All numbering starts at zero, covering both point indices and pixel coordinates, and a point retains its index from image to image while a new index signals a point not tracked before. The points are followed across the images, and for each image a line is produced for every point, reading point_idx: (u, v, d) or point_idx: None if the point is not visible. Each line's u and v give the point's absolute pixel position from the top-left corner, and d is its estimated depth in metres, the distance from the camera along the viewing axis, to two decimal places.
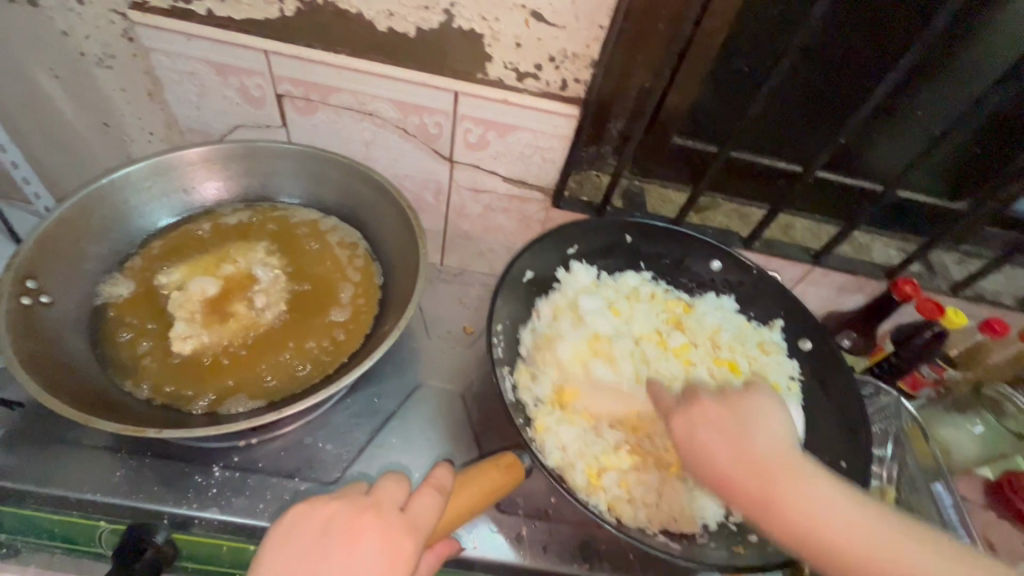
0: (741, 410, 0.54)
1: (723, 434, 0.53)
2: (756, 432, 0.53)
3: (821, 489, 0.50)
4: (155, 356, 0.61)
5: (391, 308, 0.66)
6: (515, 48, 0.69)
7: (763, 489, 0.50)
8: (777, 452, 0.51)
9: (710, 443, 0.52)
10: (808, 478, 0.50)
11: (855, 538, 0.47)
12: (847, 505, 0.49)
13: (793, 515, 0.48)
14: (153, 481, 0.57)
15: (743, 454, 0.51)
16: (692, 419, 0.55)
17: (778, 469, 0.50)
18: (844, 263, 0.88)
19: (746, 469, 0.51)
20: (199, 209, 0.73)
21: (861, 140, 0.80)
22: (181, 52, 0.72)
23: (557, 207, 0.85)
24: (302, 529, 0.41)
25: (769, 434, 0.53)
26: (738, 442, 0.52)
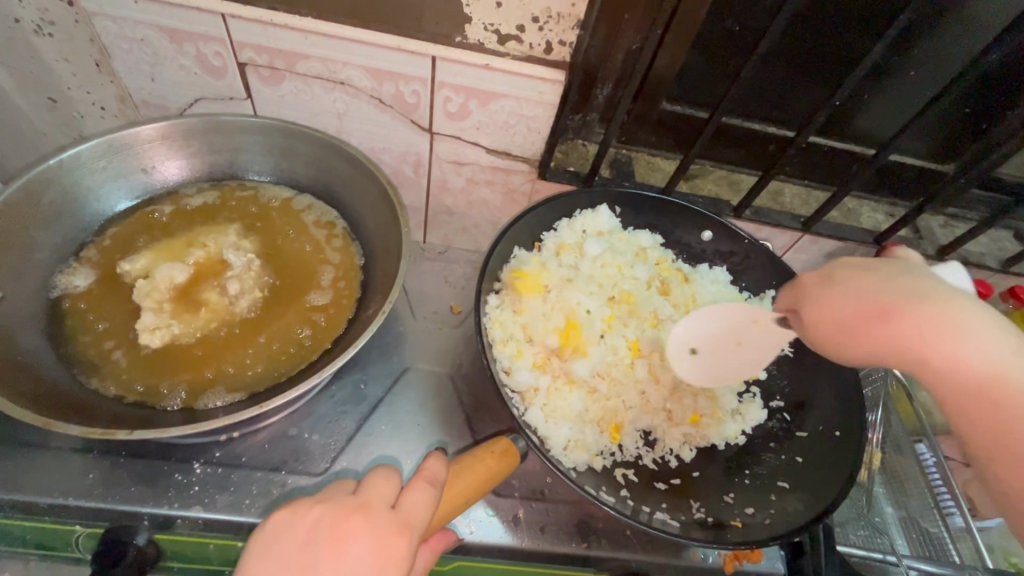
0: (916, 295, 0.50)
1: (864, 273, 0.52)
2: (954, 301, 0.49)
3: (1008, 352, 0.47)
4: (122, 351, 0.57)
5: (374, 290, 0.63)
6: (496, 8, 0.64)
7: (898, 312, 0.49)
8: (953, 305, 0.48)
9: (844, 287, 0.52)
10: (953, 316, 0.48)
11: (983, 364, 0.47)
12: (999, 347, 0.47)
13: (1011, 387, 0.46)
14: (130, 482, 0.54)
15: (906, 313, 0.48)
16: (835, 276, 0.53)
17: (956, 334, 0.47)
18: (832, 229, 0.87)
19: (932, 365, 0.48)
20: (161, 190, 0.68)
21: (853, 103, 0.78)
22: (130, 17, 0.66)
23: (544, 178, 0.81)
24: (283, 543, 0.37)
25: (950, 306, 0.48)
26: (938, 333, 0.47)
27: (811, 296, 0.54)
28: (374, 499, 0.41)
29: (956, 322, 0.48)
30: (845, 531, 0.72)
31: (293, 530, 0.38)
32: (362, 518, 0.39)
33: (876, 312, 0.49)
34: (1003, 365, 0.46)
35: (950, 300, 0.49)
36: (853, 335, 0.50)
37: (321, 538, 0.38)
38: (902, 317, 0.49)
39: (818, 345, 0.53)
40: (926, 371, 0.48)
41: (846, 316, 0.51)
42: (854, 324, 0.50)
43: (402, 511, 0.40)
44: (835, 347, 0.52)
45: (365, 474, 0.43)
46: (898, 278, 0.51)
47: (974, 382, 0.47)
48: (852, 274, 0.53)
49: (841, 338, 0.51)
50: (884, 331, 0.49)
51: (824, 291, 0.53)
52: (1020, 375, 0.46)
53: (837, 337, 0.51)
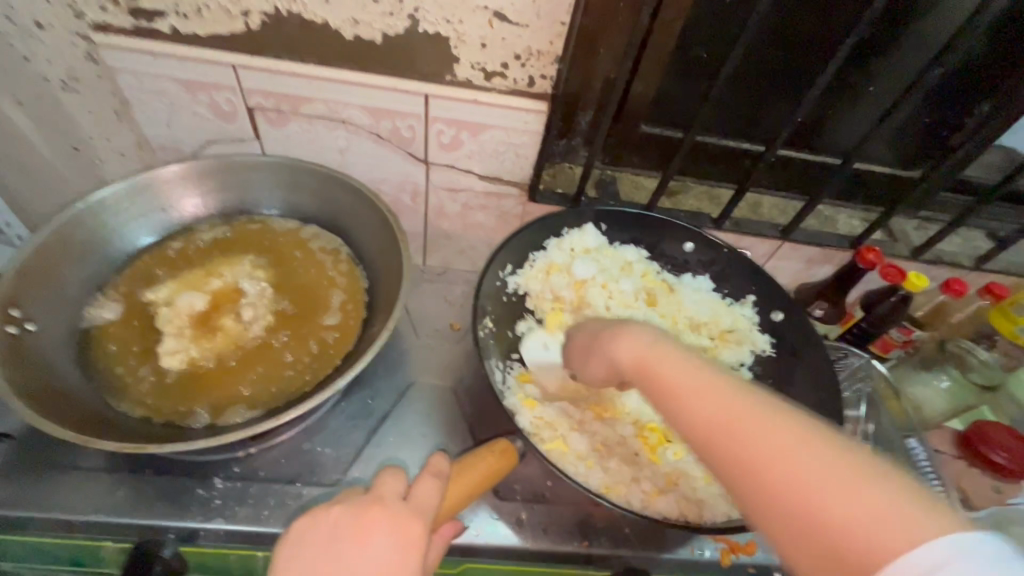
0: (626, 325, 0.55)
1: (595, 341, 0.58)
2: (644, 337, 0.52)
3: (710, 372, 0.46)
4: (144, 376, 0.61)
5: (379, 310, 0.68)
6: (481, 48, 0.70)
7: (638, 366, 0.50)
8: (672, 357, 0.49)
9: (578, 340, 0.62)
10: (655, 345, 0.50)
11: (704, 399, 0.44)
12: (679, 365, 0.47)
13: (709, 413, 0.43)
14: (156, 498, 0.58)
15: (618, 344, 0.53)
16: (598, 334, 0.58)
17: (718, 415, 0.42)
18: (809, 236, 0.91)
19: (694, 425, 0.43)
20: (178, 226, 0.73)
21: (818, 118, 0.84)
22: (150, 72, 0.73)
23: (533, 200, 0.87)
24: (312, 539, 0.41)
25: (639, 338, 0.52)
26: (605, 336, 0.56)
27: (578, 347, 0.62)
28: (388, 493, 0.45)
29: (697, 384, 0.45)
30: None
31: (322, 523, 0.42)
32: (380, 510, 0.43)
33: (685, 399, 0.45)
34: (699, 381, 0.45)
35: (650, 340, 0.51)
36: (592, 351, 0.58)
37: (344, 535, 0.42)
38: (708, 403, 0.44)
39: (579, 374, 0.62)
40: (678, 406, 0.45)
41: (603, 371, 0.57)
42: (587, 355, 0.59)
43: (415, 502, 0.44)
44: (593, 376, 0.58)
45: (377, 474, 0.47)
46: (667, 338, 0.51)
47: (672, 383, 0.46)
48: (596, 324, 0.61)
49: (581, 353, 0.61)
50: (598, 350, 0.57)
51: (575, 333, 0.65)
52: (706, 391, 0.44)
53: (579, 347, 0.62)
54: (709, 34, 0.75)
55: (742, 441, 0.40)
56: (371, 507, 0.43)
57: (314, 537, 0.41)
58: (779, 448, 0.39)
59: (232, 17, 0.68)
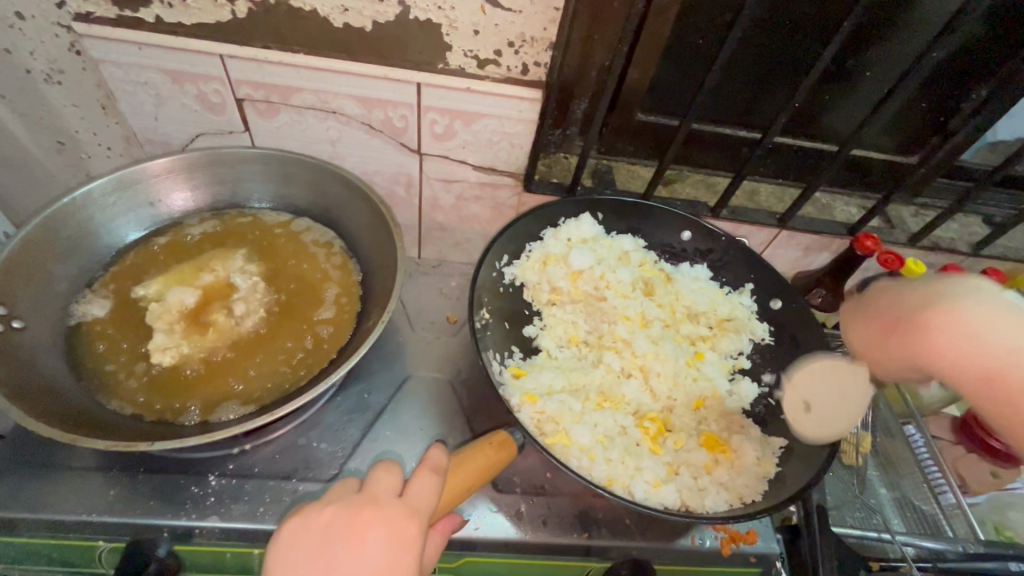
0: (883, 293, 0.57)
1: (865, 323, 0.58)
2: (886, 296, 0.56)
3: (945, 293, 0.50)
4: (135, 372, 0.60)
5: (373, 303, 0.67)
6: (473, 35, 0.69)
7: (896, 331, 0.53)
8: (901, 295, 0.55)
9: (857, 329, 0.59)
10: (893, 296, 0.55)
11: (956, 343, 0.47)
12: (915, 299, 0.53)
13: (941, 347, 0.48)
14: (148, 496, 0.57)
15: (904, 315, 0.53)
16: (879, 304, 0.57)
17: (1018, 352, 0.45)
18: (807, 224, 0.91)
19: (962, 359, 0.47)
20: (168, 221, 0.72)
21: (816, 103, 0.83)
22: (134, 63, 0.71)
23: (529, 190, 0.86)
24: (304, 539, 0.41)
25: (880, 304, 0.57)
26: (904, 293, 0.55)
27: (847, 323, 0.61)
28: (382, 491, 0.44)
29: (921, 309, 0.51)
30: (840, 513, 0.78)
31: (314, 527, 0.41)
32: (374, 510, 0.42)
33: (891, 327, 0.54)
34: (927, 305, 0.51)
35: (887, 301, 0.56)
36: (870, 336, 0.57)
37: (337, 534, 0.41)
38: (912, 324, 0.51)
39: (863, 363, 0.59)
40: (931, 365, 0.49)
41: (887, 353, 0.54)
42: (874, 341, 0.56)
43: (410, 500, 0.43)
44: (870, 358, 0.57)
45: (371, 470, 0.46)
46: (917, 286, 0.54)
47: (917, 321, 0.50)
48: (856, 312, 0.60)
49: (868, 345, 0.57)
50: (877, 313, 0.56)
51: (851, 323, 0.60)
52: (951, 323, 0.48)
53: (859, 337, 0.58)
54: (704, 20, 0.74)
55: (961, 345, 0.47)
56: (364, 507, 0.42)
57: (307, 537, 0.40)
58: (972, 343, 0.46)
59: (218, 5, 0.66)
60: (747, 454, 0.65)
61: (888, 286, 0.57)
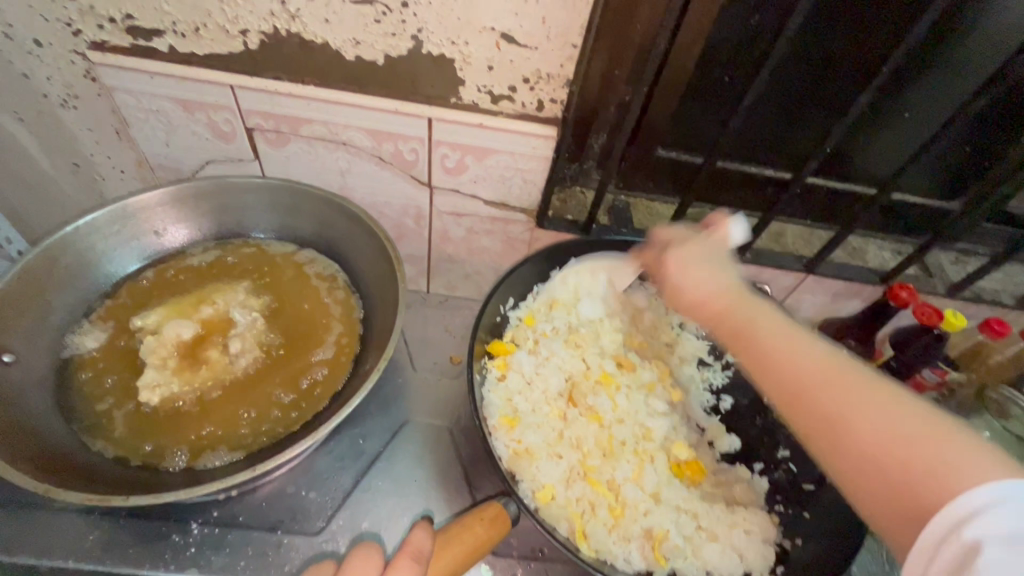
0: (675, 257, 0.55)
1: (692, 273, 0.53)
2: (719, 275, 0.53)
3: (799, 346, 0.45)
4: (124, 410, 0.59)
5: (373, 344, 0.65)
6: (488, 70, 0.67)
7: (733, 327, 0.49)
8: (766, 314, 0.49)
9: (691, 277, 0.53)
10: (743, 295, 0.50)
11: (819, 392, 0.42)
12: (799, 345, 0.45)
13: (790, 367, 0.44)
14: (128, 543, 0.55)
15: (754, 325, 0.48)
16: (685, 263, 0.54)
17: (751, 315, 0.49)
18: (836, 271, 0.86)
19: (755, 343, 0.47)
20: (170, 251, 0.71)
21: (850, 145, 0.78)
22: (147, 91, 0.71)
23: (542, 227, 0.82)
24: None
25: (715, 277, 0.53)
26: (768, 317, 0.48)
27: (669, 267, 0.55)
28: None
29: (814, 373, 0.43)
30: None
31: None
32: None
33: (711, 310, 0.51)
34: (796, 351, 0.45)
35: (771, 317, 0.48)
36: (688, 306, 0.53)
37: None
38: (737, 324, 0.49)
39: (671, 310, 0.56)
40: (769, 366, 0.46)
41: (693, 298, 0.53)
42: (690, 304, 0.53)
43: None
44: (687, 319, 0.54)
45: (346, 557, 0.44)
46: (733, 285, 0.52)
47: (788, 346, 0.46)
48: (685, 265, 0.54)
49: (681, 309, 0.54)
50: (728, 324, 0.50)
51: (686, 272, 0.54)
52: (800, 369, 0.44)
53: (677, 302, 0.54)
54: (732, 56, 0.70)
55: (820, 400, 0.42)
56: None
57: None
58: (893, 444, 0.39)
59: (230, 36, 0.66)
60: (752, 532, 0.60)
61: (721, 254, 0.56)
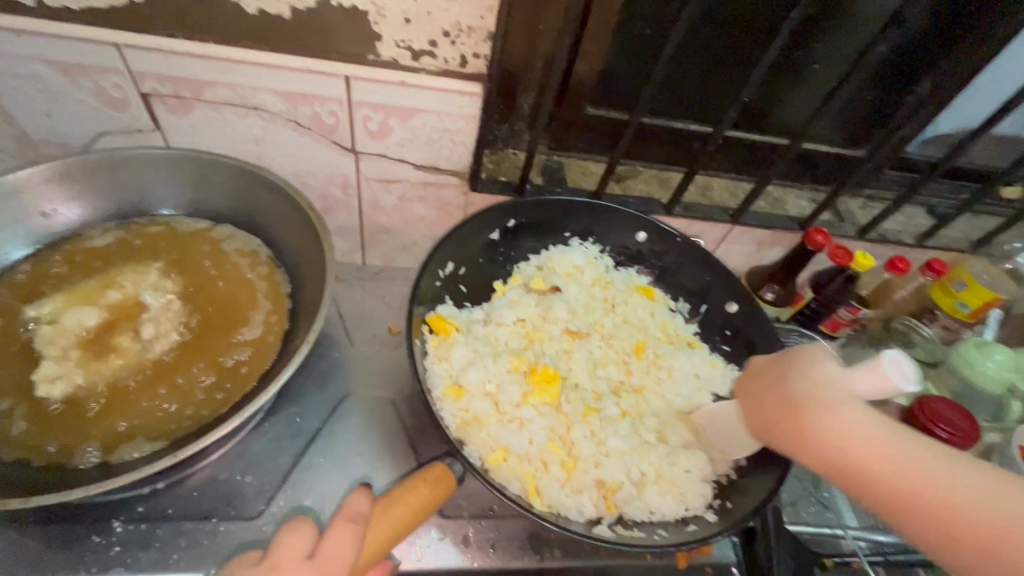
0: (771, 372, 0.52)
1: (777, 391, 0.50)
2: (804, 395, 0.48)
3: (885, 436, 0.45)
4: (21, 409, 0.53)
5: (302, 318, 0.62)
6: (404, 24, 0.63)
7: (803, 425, 0.48)
8: (849, 419, 0.46)
9: (765, 399, 0.52)
10: (825, 402, 0.47)
11: (890, 469, 0.44)
12: (877, 433, 0.46)
13: (868, 458, 0.45)
14: (41, 550, 0.51)
15: (827, 424, 0.46)
16: (761, 381, 0.53)
17: (814, 395, 0.48)
18: (758, 220, 0.89)
19: (853, 458, 0.45)
20: (62, 234, 0.64)
21: (768, 96, 0.81)
22: (13, 53, 0.63)
23: (475, 190, 0.81)
24: None
25: (795, 392, 0.49)
26: (845, 427, 0.46)
27: (744, 387, 0.55)
28: (288, 557, 0.42)
29: (885, 446, 0.45)
30: (795, 510, 0.74)
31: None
32: None
33: (779, 420, 0.50)
34: (883, 455, 0.45)
35: (881, 427, 0.46)
36: (766, 424, 0.51)
37: None
38: (799, 428, 0.48)
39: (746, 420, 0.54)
40: (848, 475, 0.46)
41: (776, 430, 0.50)
42: (773, 432, 0.51)
43: (321, 561, 0.41)
44: (764, 435, 0.52)
45: (275, 535, 0.44)
46: (818, 377, 0.49)
47: (872, 460, 0.45)
48: (765, 388, 0.52)
49: (764, 426, 0.52)
50: (799, 430, 0.48)
51: (767, 386, 0.52)
52: (872, 439, 0.45)
53: (757, 423, 0.52)
54: (651, 12, 0.71)
55: (888, 475, 0.44)
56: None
57: None
58: (924, 490, 0.43)
59: None
60: (691, 469, 0.62)
61: (799, 357, 0.51)
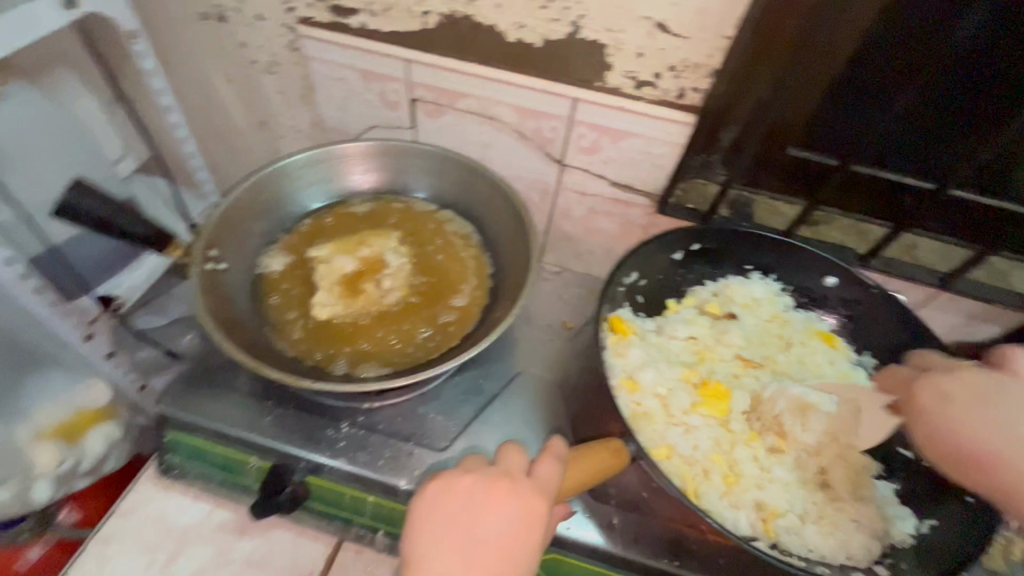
0: (924, 384, 0.60)
1: (969, 410, 0.54)
2: (965, 411, 0.54)
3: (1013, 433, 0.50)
4: (299, 321, 0.70)
5: (502, 296, 0.72)
6: (636, 57, 0.72)
7: (978, 462, 0.52)
8: (997, 435, 0.51)
9: (955, 417, 0.55)
10: (985, 423, 0.52)
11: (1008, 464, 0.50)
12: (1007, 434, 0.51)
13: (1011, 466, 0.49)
14: (293, 429, 0.66)
15: (987, 453, 0.51)
16: (946, 399, 0.57)
17: (981, 410, 0.53)
18: (973, 289, 0.82)
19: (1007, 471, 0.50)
20: (338, 198, 0.83)
21: (1017, 159, 0.69)
22: (335, 61, 0.84)
23: (662, 213, 0.87)
24: (448, 499, 0.48)
25: (974, 413, 0.53)
26: (983, 427, 0.52)
27: (918, 394, 0.60)
28: (513, 468, 0.51)
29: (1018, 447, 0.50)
30: None
31: (456, 486, 0.49)
32: (510, 482, 0.49)
33: (955, 456, 0.54)
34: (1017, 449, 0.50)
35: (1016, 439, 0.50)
36: (933, 440, 0.56)
37: (475, 499, 0.48)
38: (971, 455, 0.52)
39: (914, 433, 0.59)
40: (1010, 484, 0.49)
41: (950, 451, 0.54)
42: (935, 452, 0.56)
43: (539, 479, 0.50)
44: (936, 459, 0.56)
45: (500, 449, 0.53)
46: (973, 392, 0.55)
47: (992, 451, 0.51)
48: (950, 391, 0.57)
49: (927, 441, 0.57)
50: (958, 448, 0.53)
51: (931, 407, 0.57)
52: (992, 426, 0.52)
53: (925, 438, 0.57)
54: (887, 58, 0.66)
55: None
56: (500, 480, 0.49)
57: (452, 498, 0.48)
58: None
59: (412, 16, 0.76)
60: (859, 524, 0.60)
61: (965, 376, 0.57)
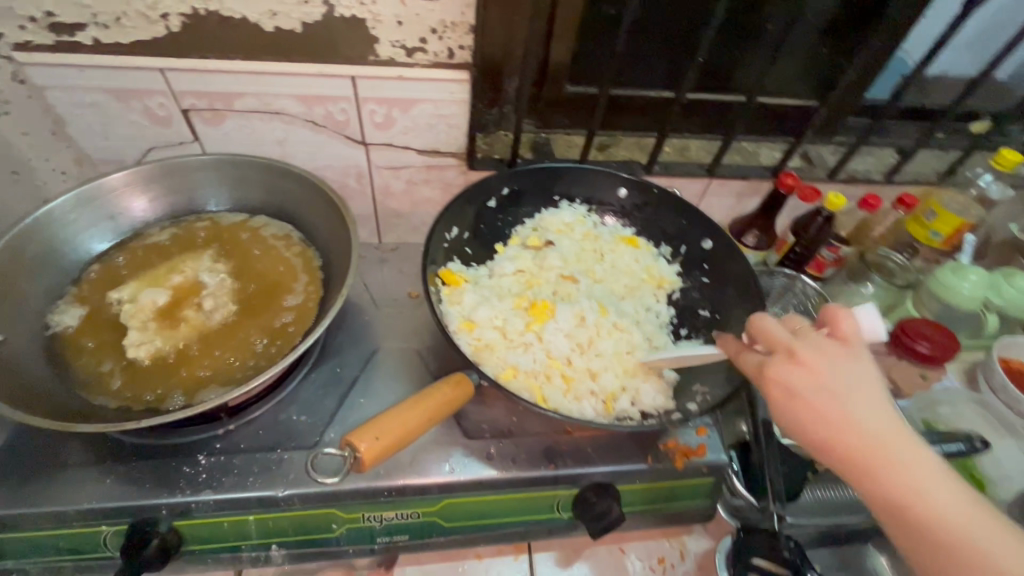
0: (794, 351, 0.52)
1: (828, 391, 0.49)
2: (813, 381, 0.50)
3: (865, 414, 0.49)
4: (116, 369, 0.65)
5: (334, 282, 0.72)
6: (398, 26, 0.74)
7: (869, 461, 0.48)
8: (857, 406, 0.49)
9: (812, 397, 0.50)
10: (840, 385, 0.50)
11: (859, 438, 0.48)
12: (855, 399, 0.49)
13: (888, 456, 0.48)
14: (143, 480, 0.62)
15: (855, 411, 0.49)
16: (803, 375, 0.51)
17: (831, 387, 0.49)
18: (733, 171, 0.98)
19: (877, 454, 0.48)
20: (129, 232, 0.76)
21: (726, 57, 0.89)
22: (77, 85, 0.75)
23: (474, 167, 0.91)
24: None
25: (802, 371, 0.51)
26: (854, 398, 0.49)
27: (768, 380, 0.52)
28: None
29: (859, 406, 0.49)
30: None
31: None
32: None
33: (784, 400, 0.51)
34: (891, 434, 0.48)
35: (840, 400, 0.49)
36: (789, 399, 0.50)
37: None
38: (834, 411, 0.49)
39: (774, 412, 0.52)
40: (865, 457, 0.48)
41: (804, 431, 0.50)
42: (778, 409, 0.51)
43: None
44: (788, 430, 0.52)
45: None
46: (801, 368, 0.51)
47: (877, 435, 0.48)
48: (797, 364, 0.51)
49: (776, 402, 0.52)
50: (830, 431, 0.49)
51: (782, 366, 0.51)
52: (854, 409, 0.49)
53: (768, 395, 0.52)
54: None
55: (880, 439, 0.48)
56: None
57: None
58: (913, 492, 0.47)
59: (151, 21, 0.70)
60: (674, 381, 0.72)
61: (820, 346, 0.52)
